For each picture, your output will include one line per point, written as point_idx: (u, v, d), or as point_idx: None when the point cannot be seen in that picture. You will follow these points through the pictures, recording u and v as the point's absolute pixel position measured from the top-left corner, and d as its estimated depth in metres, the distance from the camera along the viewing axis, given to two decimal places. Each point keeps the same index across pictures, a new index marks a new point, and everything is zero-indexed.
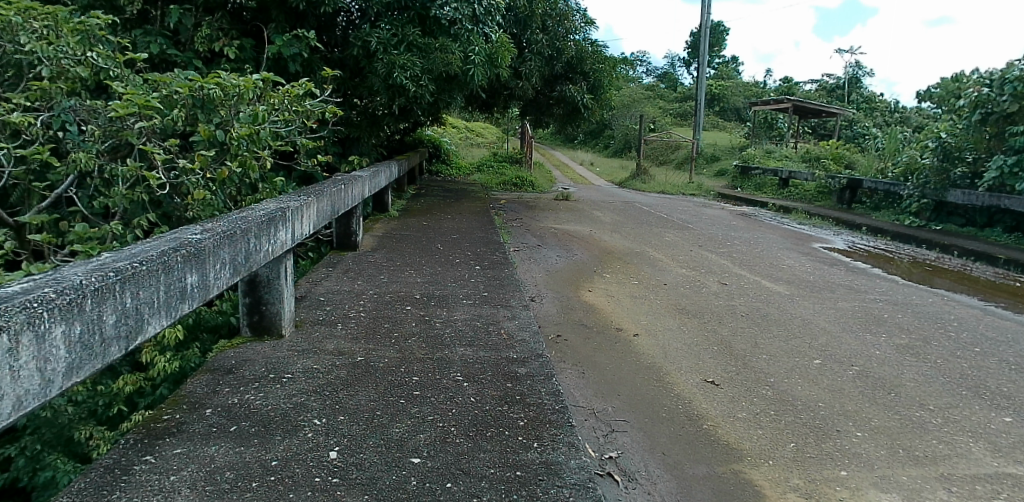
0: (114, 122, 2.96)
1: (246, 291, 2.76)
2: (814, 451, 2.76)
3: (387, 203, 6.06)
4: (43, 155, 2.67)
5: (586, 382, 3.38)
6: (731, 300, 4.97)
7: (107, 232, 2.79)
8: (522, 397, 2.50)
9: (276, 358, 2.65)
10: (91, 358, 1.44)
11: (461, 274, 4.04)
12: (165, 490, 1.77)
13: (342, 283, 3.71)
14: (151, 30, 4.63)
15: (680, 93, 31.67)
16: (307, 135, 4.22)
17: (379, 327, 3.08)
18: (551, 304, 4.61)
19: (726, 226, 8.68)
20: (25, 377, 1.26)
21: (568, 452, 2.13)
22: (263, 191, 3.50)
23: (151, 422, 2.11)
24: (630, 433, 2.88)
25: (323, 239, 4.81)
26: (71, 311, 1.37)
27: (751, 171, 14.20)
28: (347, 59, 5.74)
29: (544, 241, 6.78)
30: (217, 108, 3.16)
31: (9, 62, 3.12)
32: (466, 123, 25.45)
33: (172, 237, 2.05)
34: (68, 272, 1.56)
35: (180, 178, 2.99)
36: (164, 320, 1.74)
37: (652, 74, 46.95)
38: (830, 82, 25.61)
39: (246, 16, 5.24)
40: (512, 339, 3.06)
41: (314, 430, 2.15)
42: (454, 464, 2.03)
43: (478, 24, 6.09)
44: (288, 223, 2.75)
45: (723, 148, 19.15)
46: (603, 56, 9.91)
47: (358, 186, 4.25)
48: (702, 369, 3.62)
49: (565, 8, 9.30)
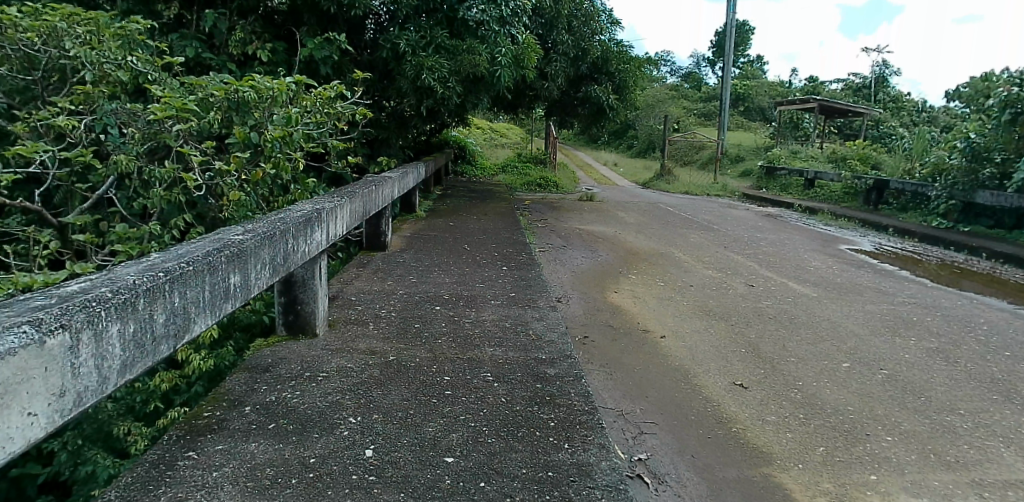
0: (153, 124, 3.03)
1: (281, 291, 2.80)
2: (843, 455, 2.74)
3: (414, 204, 6.08)
4: (85, 157, 2.75)
5: (614, 383, 3.39)
6: (758, 303, 4.92)
7: (146, 233, 2.85)
8: (551, 398, 2.51)
9: (311, 357, 2.69)
10: (143, 357, 1.48)
11: (488, 274, 4.06)
12: (208, 485, 1.81)
13: (372, 283, 3.75)
14: (187, 35, 4.70)
15: (705, 93, 31.43)
16: (338, 136, 4.26)
17: (410, 327, 3.11)
18: (577, 305, 4.62)
19: (752, 227, 8.61)
20: (85, 373, 1.30)
21: (599, 453, 2.14)
22: (296, 192, 3.53)
23: (193, 419, 2.15)
24: (658, 436, 2.88)
25: (353, 239, 4.85)
26: (126, 309, 1.41)
27: (777, 172, 14.07)
28: (376, 61, 5.82)
29: (569, 241, 6.77)
30: (251, 110, 3.18)
31: (54, 66, 3.23)
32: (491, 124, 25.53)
33: (214, 238, 2.09)
34: (121, 272, 1.60)
35: (216, 179, 3.04)
36: (209, 320, 1.78)
37: (676, 74, 46.80)
38: (856, 82, 25.25)
39: (278, 19, 5.31)
40: (540, 339, 3.08)
41: (350, 428, 2.18)
42: (487, 463, 2.04)
43: (505, 25, 6.07)
44: (323, 224, 2.78)
45: (748, 148, 18.99)
46: (628, 56, 9.87)
47: (388, 187, 4.27)
48: (731, 371, 3.60)
49: (592, 9, 9.29)
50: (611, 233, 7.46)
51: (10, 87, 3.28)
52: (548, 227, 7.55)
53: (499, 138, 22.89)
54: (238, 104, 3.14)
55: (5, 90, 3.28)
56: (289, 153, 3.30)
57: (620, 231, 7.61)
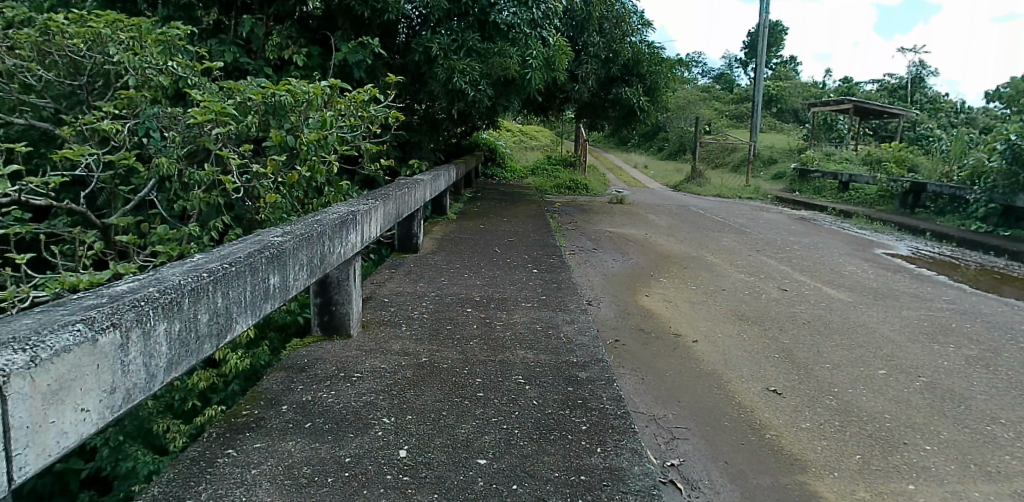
0: (193, 128, 3.10)
1: (316, 292, 2.84)
2: (880, 463, 2.68)
3: (445, 207, 6.12)
4: (128, 161, 2.82)
5: (646, 388, 3.36)
6: (792, 307, 4.84)
7: (186, 234, 2.92)
8: (583, 402, 2.50)
9: (346, 357, 2.72)
10: (188, 355, 1.51)
11: (518, 277, 4.06)
12: (247, 483, 1.83)
13: (404, 285, 3.78)
14: (225, 40, 4.81)
15: (736, 95, 31.04)
16: (371, 139, 4.30)
17: (442, 329, 3.12)
18: (608, 308, 4.59)
19: (785, 230, 8.47)
20: (134, 371, 1.33)
21: (632, 458, 2.12)
22: (330, 194, 3.57)
23: (231, 417, 2.19)
24: (691, 441, 2.84)
25: (384, 241, 4.90)
26: (172, 308, 1.45)
27: (810, 174, 13.82)
28: (408, 64, 5.87)
29: (599, 244, 6.74)
30: (288, 113, 3.24)
31: (99, 71, 3.34)
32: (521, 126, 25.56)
33: (255, 239, 2.13)
34: (167, 272, 1.64)
35: (253, 182, 3.10)
36: (250, 320, 1.81)
37: (707, 75, 46.35)
38: (892, 83, 24.70)
39: (313, 24, 5.39)
40: (571, 343, 3.07)
41: (384, 429, 2.19)
42: (520, 466, 2.04)
43: (536, 28, 6.07)
44: (358, 226, 2.81)
45: (780, 150, 18.70)
46: (659, 58, 9.81)
47: (420, 189, 4.30)
48: (765, 377, 3.55)
49: (622, 10, 9.32)
50: (641, 235, 7.40)
51: (57, 93, 3.43)
52: (578, 229, 7.53)
53: (529, 141, 22.90)
54: (274, 107, 3.20)
55: (53, 96, 3.43)
56: (324, 156, 3.34)
57: (650, 234, 7.56)
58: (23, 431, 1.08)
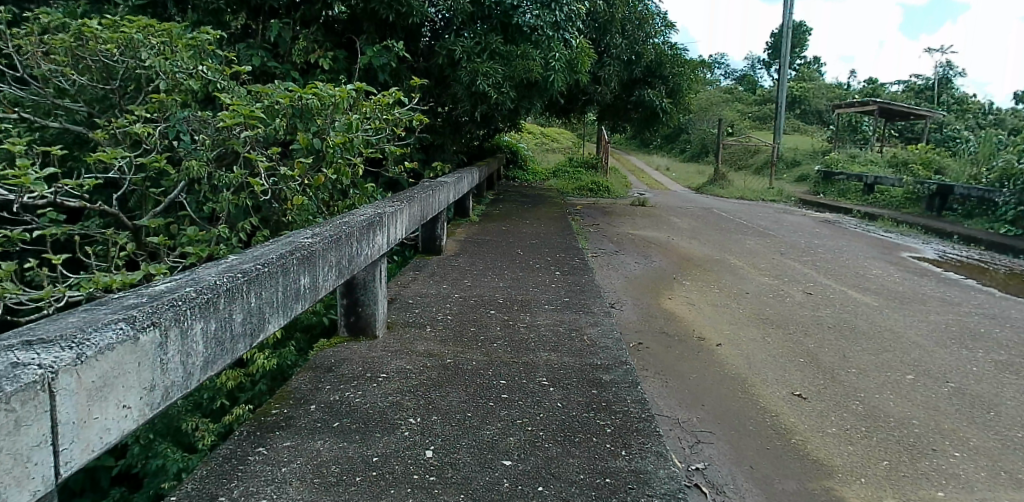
0: (222, 131, 3.15)
1: (343, 293, 2.87)
2: (908, 469, 2.64)
3: (467, 209, 6.14)
4: (159, 163, 2.87)
5: (670, 391, 3.34)
6: (817, 311, 4.78)
7: (215, 236, 2.97)
8: (607, 404, 2.49)
9: (372, 358, 2.74)
10: (224, 354, 1.55)
11: (541, 279, 4.06)
12: (277, 481, 1.86)
13: (428, 286, 3.80)
14: (253, 44, 4.88)
15: (760, 97, 30.74)
16: (396, 142, 4.33)
17: (466, 331, 3.14)
18: (631, 311, 4.58)
19: (809, 233, 8.37)
20: (172, 369, 1.37)
21: (657, 462, 2.11)
22: (355, 196, 3.61)
23: (262, 416, 2.22)
24: (716, 445, 2.82)
25: (408, 243, 4.94)
26: (208, 308, 1.48)
27: (834, 177, 13.65)
28: (432, 67, 5.91)
29: (621, 246, 6.72)
30: (315, 117, 3.27)
31: (130, 76, 3.41)
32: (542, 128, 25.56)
33: (286, 240, 2.16)
34: (203, 272, 1.68)
35: (280, 184, 3.14)
36: (282, 320, 1.85)
37: (729, 77, 45.96)
38: (918, 84, 24.30)
39: (338, 28, 5.43)
40: (595, 345, 3.06)
41: (410, 429, 2.21)
42: (545, 468, 2.04)
43: (559, 30, 6.06)
44: (384, 228, 2.83)
45: (804, 151, 18.48)
46: (682, 59, 9.76)
47: (444, 191, 4.32)
48: (790, 381, 3.51)
49: (645, 12, 9.29)
50: (664, 238, 7.36)
51: (91, 97, 3.51)
52: (600, 232, 7.51)
53: (551, 143, 22.88)
54: (302, 111, 3.23)
55: (87, 100, 3.51)
56: (350, 159, 3.37)
57: (673, 236, 7.52)
58: (69, 426, 1.12)
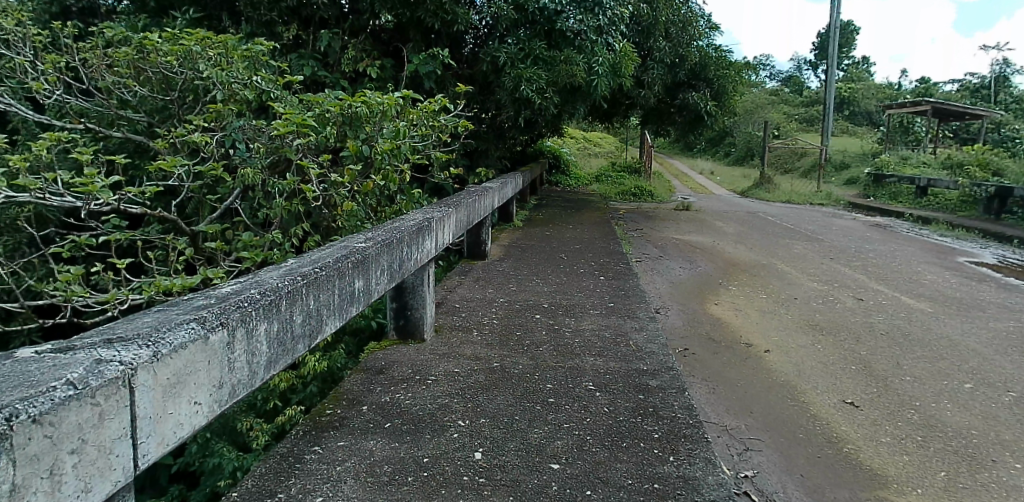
0: (275, 139, 3.24)
1: (392, 297, 2.93)
2: (967, 481, 2.54)
3: (511, 214, 6.17)
4: (217, 171, 2.98)
5: (717, 398, 3.29)
6: (869, 317, 4.65)
7: (269, 241, 3.06)
8: (655, 410, 2.47)
9: (420, 360, 2.78)
10: (284, 354, 1.62)
11: (585, 284, 4.06)
12: (333, 479, 1.91)
13: (474, 291, 3.84)
14: (304, 54, 5.01)
15: (806, 98, 30.06)
16: (441, 148, 4.39)
17: (512, 335, 3.16)
18: (676, 316, 4.53)
19: (860, 237, 8.15)
20: (238, 368, 1.44)
21: (706, 468, 2.09)
22: (402, 201, 3.67)
23: (317, 416, 2.29)
24: (765, 453, 2.77)
25: (453, 248, 4.99)
26: (271, 310, 1.55)
27: (885, 179, 13.25)
28: (477, 74, 5.97)
29: (665, 251, 6.66)
30: (363, 124, 3.34)
31: (189, 86, 3.55)
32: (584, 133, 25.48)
33: (340, 245, 2.23)
34: (266, 275, 1.75)
35: (331, 190, 3.23)
36: (338, 322, 1.91)
37: (774, 78, 45.10)
38: (973, 83, 23.43)
39: (385, 37, 5.57)
40: (641, 350, 3.04)
41: (459, 431, 2.24)
42: (593, 472, 2.04)
43: (603, 34, 6.06)
44: (433, 232, 2.89)
45: (853, 153, 17.99)
46: (727, 61, 9.62)
47: (489, 196, 4.36)
48: (841, 389, 3.42)
49: (689, 14, 9.21)
50: (708, 243, 7.26)
51: (151, 107, 3.66)
52: (644, 236, 7.46)
53: (593, 147, 22.78)
54: (351, 118, 3.31)
55: (147, 110, 3.66)
56: (397, 165, 3.43)
57: (718, 241, 7.41)
58: (146, 420, 1.19)
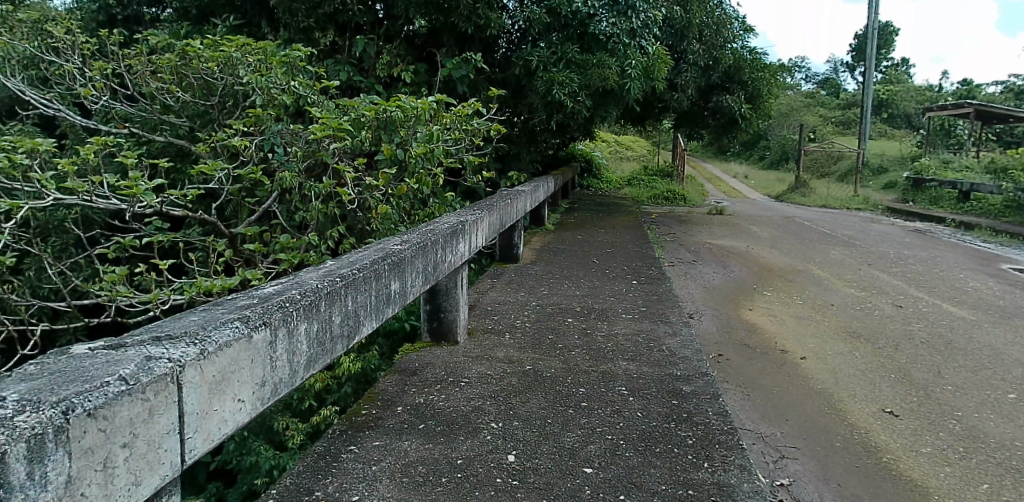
0: (312, 143, 3.30)
1: (426, 299, 2.96)
2: (1011, 494, 2.46)
3: (543, 217, 6.17)
4: (255, 175, 3.04)
5: (753, 404, 3.25)
6: (909, 325, 4.54)
7: (305, 244, 3.12)
8: (688, 416, 2.45)
9: (453, 363, 2.80)
10: (323, 353, 1.65)
11: (618, 288, 4.04)
12: (369, 478, 1.93)
13: (506, 294, 3.85)
14: (340, 60, 5.09)
15: (843, 101, 29.47)
16: (474, 152, 4.41)
17: (544, 338, 3.16)
18: (710, 321, 4.48)
19: (899, 243, 7.95)
20: (280, 366, 1.47)
21: (741, 475, 2.06)
22: (435, 204, 3.70)
23: (353, 415, 2.32)
24: (802, 461, 2.72)
25: (484, 251, 5.01)
26: (311, 310, 1.58)
27: (925, 184, 12.91)
28: (509, 78, 6.00)
29: (699, 256, 6.59)
30: (398, 129, 3.38)
31: (229, 92, 3.64)
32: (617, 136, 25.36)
33: (377, 247, 2.25)
34: (306, 276, 1.78)
35: (366, 193, 3.28)
36: (375, 323, 1.94)
37: (809, 81, 44.35)
38: (1018, 84, 22.70)
39: (419, 42, 5.64)
40: (674, 355, 3.01)
41: (493, 433, 2.25)
42: (626, 477, 2.03)
43: (636, 37, 6.03)
44: (467, 235, 2.90)
45: (892, 157, 17.57)
46: (762, 64, 9.49)
47: (521, 200, 4.36)
48: (879, 397, 3.34)
49: (723, 16, 9.12)
50: (742, 247, 7.16)
51: (193, 113, 3.76)
52: (676, 241, 7.39)
53: (625, 150, 22.65)
54: (386, 123, 3.35)
55: (189, 115, 3.76)
56: (431, 168, 3.47)
57: (753, 246, 7.30)
58: (193, 417, 1.22)
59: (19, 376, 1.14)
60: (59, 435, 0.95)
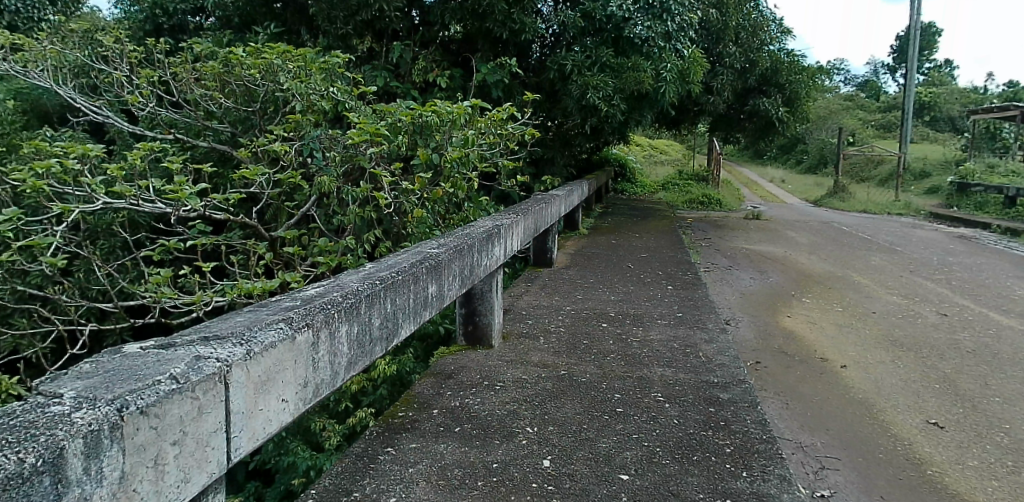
0: (349, 148, 3.35)
1: (461, 303, 2.97)
2: None
3: (576, 222, 6.15)
4: (294, 179, 3.09)
5: (792, 413, 3.19)
6: (955, 333, 4.40)
7: (343, 247, 3.16)
8: (726, 424, 2.41)
9: (488, 367, 2.80)
10: (363, 355, 1.67)
11: (653, 293, 4.00)
12: (405, 480, 1.94)
13: (540, 298, 3.84)
14: (377, 66, 5.16)
15: (884, 104, 28.77)
16: (509, 156, 4.42)
17: (579, 343, 3.14)
18: (747, 328, 4.41)
19: (943, 249, 7.72)
20: (322, 368, 1.49)
21: (781, 485, 2.01)
22: (470, 208, 3.72)
23: (390, 418, 2.34)
24: (842, 472, 2.65)
25: (518, 255, 5.02)
26: (352, 312, 1.60)
27: (970, 188, 12.51)
28: (543, 82, 6.01)
29: (735, 261, 6.49)
30: (434, 133, 3.41)
31: (269, 98, 3.72)
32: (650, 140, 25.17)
33: (414, 250, 2.27)
34: (346, 279, 1.80)
35: (402, 197, 3.31)
36: (413, 326, 1.95)
37: (847, 83, 43.42)
38: None
39: (454, 47, 5.69)
40: (712, 362, 2.97)
41: (528, 438, 2.24)
42: (663, 485, 2.00)
43: (671, 41, 5.98)
44: (502, 239, 2.91)
45: (936, 161, 17.09)
46: (800, 66, 9.33)
47: (556, 204, 4.36)
48: (924, 408, 3.24)
49: (760, 18, 9.02)
50: (780, 253, 7.04)
51: (235, 118, 3.85)
52: (712, 246, 7.30)
53: (659, 154, 22.45)
54: (422, 127, 3.39)
55: (231, 121, 3.85)
56: (466, 173, 3.49)
57: (790, 252, 7.17)
58: (239, 416, 1.24)
59: (75, 374, 1.17)
60: (114, 431, 0.97)
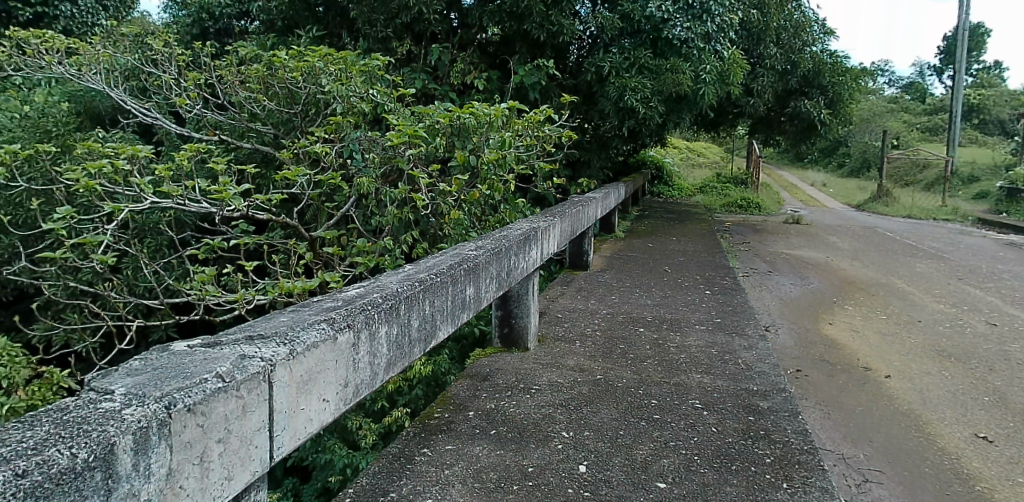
0: (388, 150, 3.38)
1: (498, 305, 2.98)
2: None
3: (613, 225, 6.11)
4: (334, 181, 3.13)
5: (834, 423, 3.11)
6: (1006, 344, 4.24)
7: (381, 248, 3.19)
8: (766, 434, 2.36)
9: (523, 369, 2.80)
10: (402, 357, 1.68)
11: (690, 298, 3.95)
12: (442, 482, 1.95)
13: (576, 301, 3.83)
14: (416, 68, 5.20)
15: (931, 106, 27.89)
16: (545, 158, 4.42)
17: (615, 348, 3.12)
18: (788, 335, 4.32)
19: (993, 257, 7.44)
20: (361, 369, 1.51)
21: (823, 499, 1.96)
22: (506, 210, 3.73)
23: (427, 418, 2.35)
24: (886, 486, 2.57)
25: (554, 257, 5.01)
26: (391, 313, 1.61)
27: None
28: (580, 84, 5.99)
29: (775, 266, 6.37)
30: (471, 135, 3.43)
31: (311, 100, 3.78)
32: (687, 143, 24.87)
33: (453, 252, 2.28)
34: (386, 280, 1.81)
35: (438, 199, 3.33)
36: (450, 327, 1.96)
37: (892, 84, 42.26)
38: None
39: (492, 49, 5.71)
40: (751, 369, 2.92)
41: (563, 442, 2.23)
42: (701, 494, 1.97)
43: (710, 42, 5.91)
44: (538, 241, 2.90)
45: (986, 165, 16.48)
46: (843, 68, 9.12)
47: (592, 207, 4.34)
48: (973, 421, 3.13)
49: (802, 19, 8.85)
50: (821, 258, 6.88)
51: (277, 120, 3.91)
52: (750, 250, 7.17)
53: (696, 157, 22.16)
54: (459, 130, 3.40)
55: (274, 123, 3.92)
56: (502, 175, 3.49)
57: (832, 257, 7.00)
58: (282, 415, 1.26)
59: (126, 370, 1.20)
60: (162, 428, 1.00)
